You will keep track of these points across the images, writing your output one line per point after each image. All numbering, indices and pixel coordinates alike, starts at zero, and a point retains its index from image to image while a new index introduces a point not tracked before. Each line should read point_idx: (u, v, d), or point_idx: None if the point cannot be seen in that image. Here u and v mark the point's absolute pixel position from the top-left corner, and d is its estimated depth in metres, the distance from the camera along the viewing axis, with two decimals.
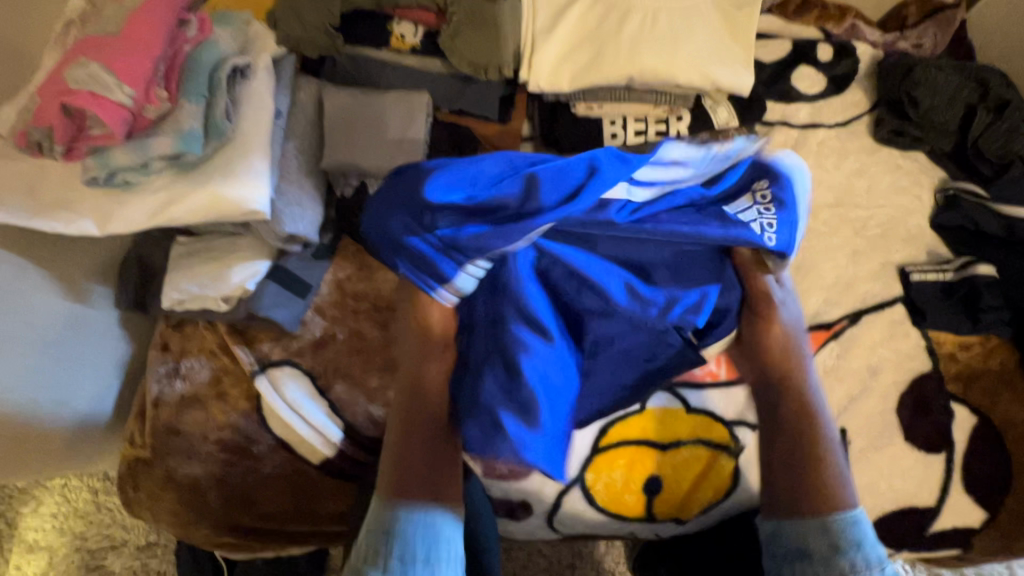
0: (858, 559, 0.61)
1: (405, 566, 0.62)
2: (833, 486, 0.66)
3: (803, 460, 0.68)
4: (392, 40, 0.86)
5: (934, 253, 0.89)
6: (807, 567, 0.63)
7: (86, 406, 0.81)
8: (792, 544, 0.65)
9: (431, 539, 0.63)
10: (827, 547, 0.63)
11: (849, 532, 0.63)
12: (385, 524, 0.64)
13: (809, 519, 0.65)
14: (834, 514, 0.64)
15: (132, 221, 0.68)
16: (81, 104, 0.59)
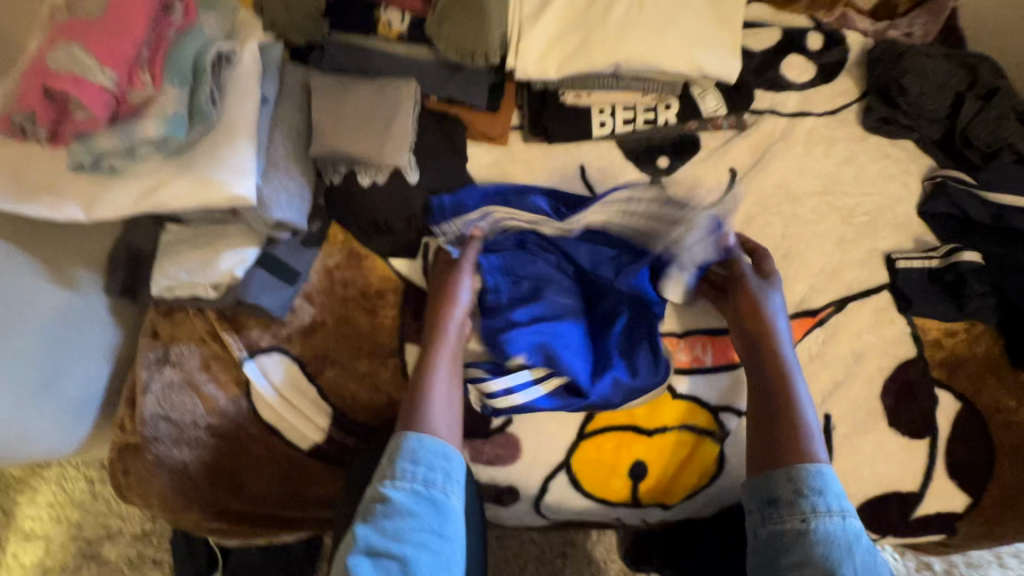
0: (819, 504, 0.66)
1: (423, 487, 0.67)
2: (804, 442, 0.70)
3: (777, 416, 0.72)
4: (379, 28, 0.86)
5: (921, 240, 0.89)
6: (774, 513, 0.67)
7: (76, 392, 0.81)
8: (763, 494, 0.69)
9: (447, 465, 0.69)
10: (792, 493, 0.67)
11: (813, 480, 0.67)
12: (407, 447, 0.69)
13: (781, 469, 0.69)
14: (801, 464, 0.68)
15: (118, 206, 0.69)
16: (64, 87, 0.60)
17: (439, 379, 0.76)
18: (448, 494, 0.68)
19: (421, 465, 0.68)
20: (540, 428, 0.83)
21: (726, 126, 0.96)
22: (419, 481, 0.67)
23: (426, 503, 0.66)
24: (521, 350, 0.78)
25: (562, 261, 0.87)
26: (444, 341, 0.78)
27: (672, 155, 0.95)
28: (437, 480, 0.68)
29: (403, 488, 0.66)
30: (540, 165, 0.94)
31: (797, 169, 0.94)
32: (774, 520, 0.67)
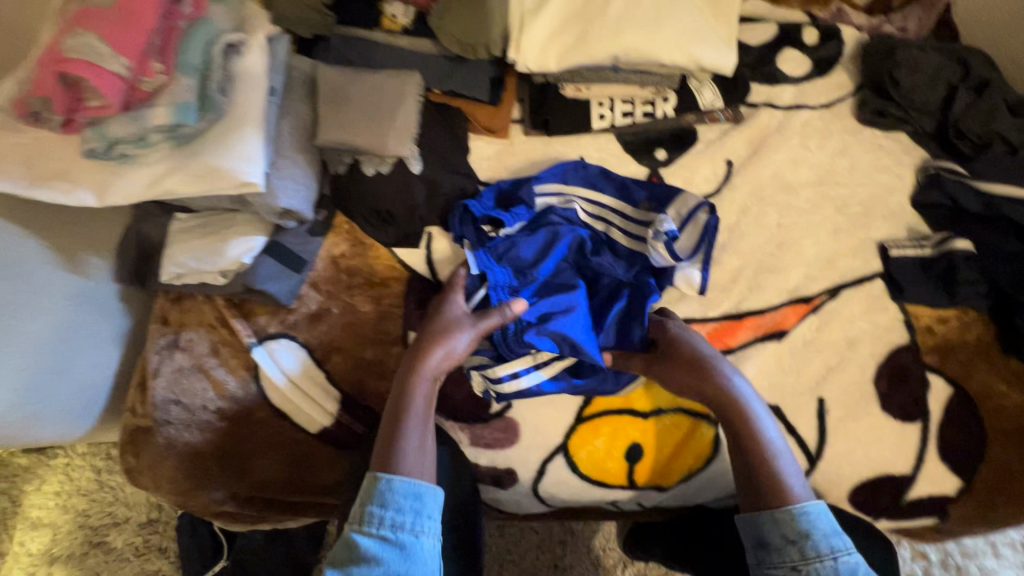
0: (809, 549, 0.65)
1: (390, 531, 0.64)
2: (785, 488, 0.70)
3: (759, 475, 0.71)
4: (384, 21, 0.88)
5: (915, 230, 0.91)
6: (769, 558, 0.67)
7: (86, 376, 0.83)
8: (754, 536, 0.69)
9: (418, 505, 0.66)
10: (781, 538, 0.67)
11: (800, 522, 0.66)
12: (377, 490, 0.66)
13: (765, 513, 0.69)
14: (784, 506, 0.68)
15: (130, 192, 0.72)
16: (78, 72, 0.61)
17: (413, 420, 0.74)
18: (418, 535, 0.64)
19: (390, 508, 0.65)
20: (541, 411, 0.85)
21: (723, 118, 0.98)
22: (387, 525, 0.64)
23: (392, 548, 0.63)
24: (545, 345, 0.81)
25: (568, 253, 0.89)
26: (426, 380, 0.78)
27: (670, 147, 0.97)
28: (406, 522, 0.65)
29: (370, 533, 0.63)
30: (541, 156, 0.96)
31: (792, 160, 0.96)
32: (767, 563, 0.67)
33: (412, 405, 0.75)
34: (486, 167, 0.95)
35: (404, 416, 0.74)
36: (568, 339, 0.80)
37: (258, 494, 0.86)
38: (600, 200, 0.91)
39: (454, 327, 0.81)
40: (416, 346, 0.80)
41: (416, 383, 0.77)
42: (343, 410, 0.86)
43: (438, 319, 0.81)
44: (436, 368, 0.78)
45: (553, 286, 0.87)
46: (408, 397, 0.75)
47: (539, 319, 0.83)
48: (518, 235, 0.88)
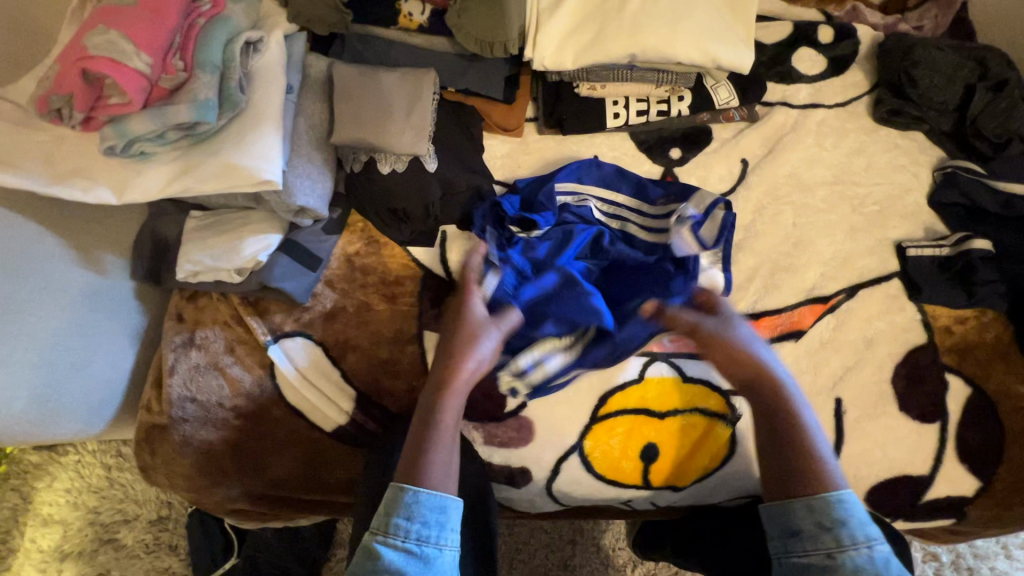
0: (845, 536, 0.61)
1: (416, 544, 0.62)
2: (825, 473, 0.66)
3: (795, 457, 0.67)
4: (400, 19, 0.86)
5: (931, 229, 0.90)
6: (798, 546, 0.64)
7: (103, 374, 0.83)
8: (784, 524, 0.65)
9: (443, 518, 0.64)
10: (814, 526, 0.63)
11: (836, 511, 0.63)
12: (403, 502, 0.63)
13: (799, 499, 0.65)
14: (820, 493, 0.64)
15: (148, 189, 0.72)
16: (100, 70, 0.61)
17: (444, 433, 0.70)
18: (441, 549, 0.63)
19: (415, 521, 0.62)
20: (556, 409, 0.85)
21: (738, 118, 0.98)
22: (413, 538, 0.62)
23: (417, 562, 0.61)
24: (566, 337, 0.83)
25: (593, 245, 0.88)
26: (454, 391, 0.74)
27: (684, 146, 0.97)
28: (431, 536, 0.62)
29: (395, 545, 0.61)
30: (554, 156, 0.97)
31: (808, 159, 0.95)
32: (798, 551, 0.63)
33: (442, 417, 0.71)
34: (500, 165, 0.97)
35: (432, 427, 0.70)
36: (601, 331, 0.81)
37: (271, 492, 0.87)
38: (615, 200, 0.92)
39: (479, 335, 0.78)
40: (444, 357, 0.76)
41: (446, 395, 0.73)
42: (358, 408, 0.86)
43: (461, 328, 0.78)
44: (467, 382, 0.75)
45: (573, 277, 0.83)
46: (438, 411, 0.71)
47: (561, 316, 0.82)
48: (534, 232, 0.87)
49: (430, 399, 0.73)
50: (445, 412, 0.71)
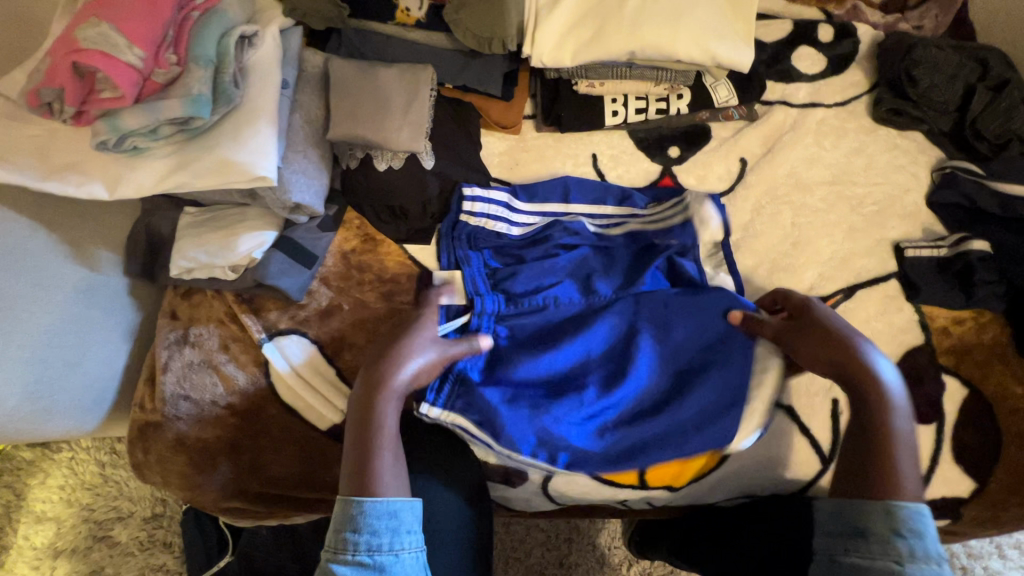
0: (918, 548, 0.60)
1: (367, 555, 0.63)
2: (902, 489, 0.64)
3: (876, 469, 0.65)
4: (398, 14, 0.85)
5: (930, 230, 0.90)
6: (861, 546, 0.62)
7: (96, 371, 0.82)
8: (852, 521, 0.64)
9: (393, 525, 0.65)
10: (887, 531, 0.61)
11: (912, 521, 0.61)
12: (350, 515, 0.65)
13: (875, 501, 0.63)
14: (897, 500, 0.62)
15: (142, 185, 0.71)
16: (91, 63, 0.60)
17: (387, 439, 0.69)
18: (396, 554, 0.64)
19: (364, 533, 0.64)
20: None
21: (737, 116, 0.97)
22: (362, 549, 0.63)
23: (371, 572, 0.62)
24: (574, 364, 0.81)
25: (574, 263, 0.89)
26: (389, 399, 0.70)
27: (683, 144, 0.97)
28: (382, 544, 0.64)
29: (347, 559, 0.63)
30: (552, 155, 0.97)
31: (807, 158, 0.95)
32: (860, 552, 0.62)
33: (384, 421, 0.69)
34: (496, 163, 0.96)
35: (374, 431, 0.68)
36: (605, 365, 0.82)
37: (267, 491, 0.86)
38: (602, 207, 0.93)
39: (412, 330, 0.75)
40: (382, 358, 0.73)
41: (387, 396, 0.70)
42: None
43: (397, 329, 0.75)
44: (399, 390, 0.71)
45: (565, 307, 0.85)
46: (376, 416, 0.69)
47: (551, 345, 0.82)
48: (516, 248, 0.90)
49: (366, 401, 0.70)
50: (387, 417, 0.69)
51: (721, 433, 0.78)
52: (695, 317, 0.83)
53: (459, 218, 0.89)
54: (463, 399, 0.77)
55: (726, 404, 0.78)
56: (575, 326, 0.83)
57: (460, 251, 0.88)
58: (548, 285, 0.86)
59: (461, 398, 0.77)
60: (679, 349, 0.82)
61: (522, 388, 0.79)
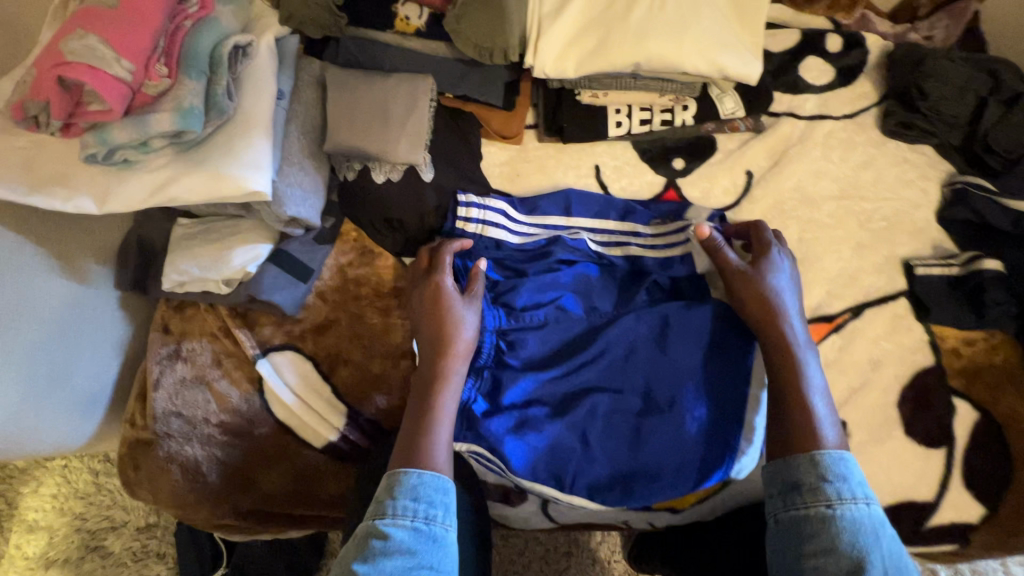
0: (845, 491, 0.61)
1: (424, 523, 0.61)
2: (815, 430, 0.67)
3: (784, 398, 0.69)
4: (396, 22, 0.83)
5: (940, 246, 0.88)
6: (797, 499, 0.63)
7: (86, 387, 0.81)
8: (785, 478, 0.64)
9: (447, 500, 0.64)
10: (816, 479, 0.62)
11: (836, 466, 0.63)
12: (406, 483, 0.63)
13: (801, 454, 0.65)
14: (819, 450, 0.64)
15: (132, 199, 0.69)
16: (77, 76, 0.57)
17: (443, 420, 0.71)
18: (448, 530, 0.62)
19: (421, 501, 0.63)
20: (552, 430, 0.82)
21: (743, 128, 0.96)
22: (420, 518, 0.61)
23: (427, 542, 0.60)
24: (567, 388, 0.82)
25: (577, 287, 0.87)
26: (451, 383, 0.73)
27: (688, 156, 0.95)
28: (438, 516, 0.62)
29: (403, 526, 0.60)
30: (553, 165, 0.95)
31: (814, 172, 0.93)
32: (796, 505, 0.62)
33: (442, 405, 0.72)
34: (498, 173, 0.94)
35: (432, 411, 0.71)
36: (608, 390, 0.81)
37: (261, 508, 0.84)
38: (603, 222, 0.90)
39: (459, 314, 0.77)
40: (434, 343, 0.75)
41: (445, 382, 0.73)
42: (348, 423, 0.83)
43: (441, 313, 0.76)
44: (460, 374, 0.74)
45: (564, 329, 0.85)
46: (437, 398, 0.72)
47: (550, 369, 0.83)
48: (518, 266, 0.87)
49: (424, 388, 0.73)
50: (444, 399, 0.72)
51: (715, 465, 0.76)
52: (701, 340, 0.81)
53: (456, 223, 0.85)
54: (473, 432, 0.79)
55: (727, 425, 0.78)
56: (576, 346, 0.84)
57: (457, 262, 0.85)
58: (549, 302, 0.85)
59: (472, 430, 0.79)
60: (686, 372, 0.80)
61: (529, 411, 0.80)
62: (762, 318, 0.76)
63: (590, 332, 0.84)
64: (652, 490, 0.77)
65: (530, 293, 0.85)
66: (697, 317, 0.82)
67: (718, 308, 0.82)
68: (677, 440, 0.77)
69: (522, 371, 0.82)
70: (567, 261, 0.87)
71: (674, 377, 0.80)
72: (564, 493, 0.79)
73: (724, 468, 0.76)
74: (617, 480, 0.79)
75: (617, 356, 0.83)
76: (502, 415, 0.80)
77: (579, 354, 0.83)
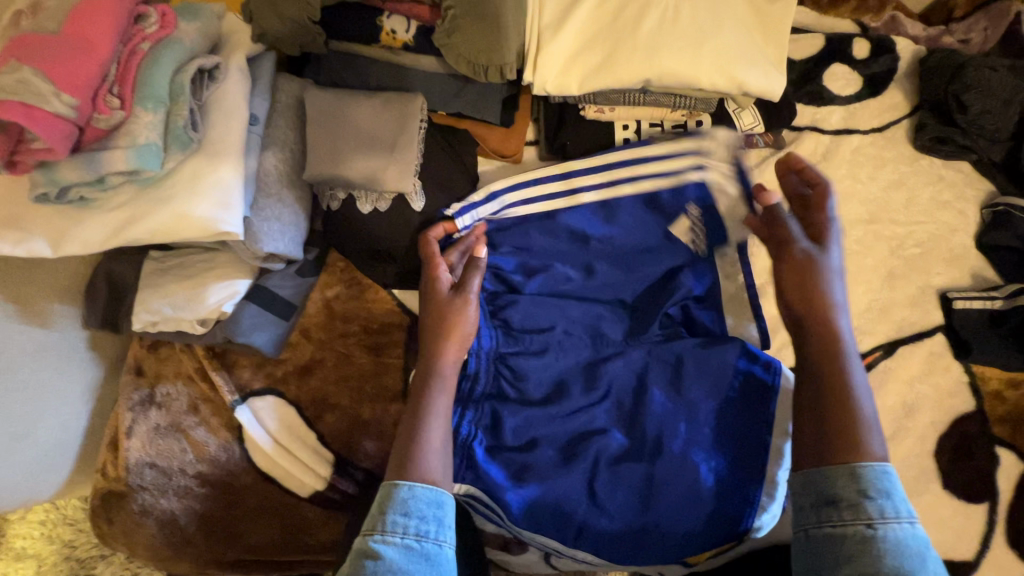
0: (888, 509, 0.51)
1: (416, 540, 0.55)
2: (859, 434, 0.55)
3: (826, 402, 0.58)
4: (382, 36, 0.74)
5: (979, 276, 0.82)
6: (830, 514, 0.53)
7: (50, 438, 0.75)
8: (819, 490, 0.54)
9: (441, 514, 0.57)
10: (857, 494, 0.52)
11: (880, 480, 0.53)
12: (397, 497, 0.57)
13: (840, 465, 0.54)
14: (863, 459, 0.54)
15: (90, 241, 0.63)
16: (7, 115, 0.50)
17: (436, 424, 0.64)
18: (443, 546, 0.56)
19: (413, 516, 0.56)
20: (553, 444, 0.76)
21: (763, 143, 0.86)
22: (412, 534, 0.55)
23: (419, 560, 0.54)
24: (570, 429, 0.74)
25: (576, 324, 0.80)
26: (444, 382, 0.67)
27: None
28: (431, 531, 0.56)
29: (394, 543, 0.54)
30: None
31: (840, 193, 0.85)
32: (829, 521, 0.53)
33: (436, 405, 0.65)
34: None
35: (421, 415, 0.64)
36: (615, 431, 0.74)
37: (244, 559, 0.78)
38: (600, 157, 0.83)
39: (459, 306, 0.70)
40: (429, 342, 0.69)
41: (438, 380, 0.67)
42: (339, 475, 0.77)
43: (435, 307, 0.70)
44: (452, 368, 0.68)
45: (569, 361, 0.78)
46: (430, 398, 0.65)
47: (549, 397, 0.76)
48: (521, 298, 0.79)
49: (415, 392, 0.67)
50: (439, 399, 0.65)
51: (733, 520, 0.70)
52: (714, 384, 0.75)
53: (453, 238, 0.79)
54: (472, 472, 0.71)
55: (746, 476, 0.71)
56: (581, 381, 0.77)
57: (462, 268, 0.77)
58: (552, 327, 0.79)
59: (471, 470, 0.71)
60: (705, 417, 0.74)
61: (531, 455, 0.73)
62: (802, 305, 0.63)
63: (592, 362, 0.78)
64: (662, 547, 0.70)
65: (532, 319, 0.79)
66: (711, 355, 0.76)
67: (737, 352, 0.76)
68: (691, 490, 0.70)
69: (524, 407, 0.75)
70: (570, 291, 0.81)
71: (688, 421, 0.73)
72: (567, 546, 0.72)
73: (743, 525, 0.70)
74: (626, 535, 0.70)
75: (628, 398, 0.76)
76: (501, 458, 0.73)
77: (586, 391, 0.76)
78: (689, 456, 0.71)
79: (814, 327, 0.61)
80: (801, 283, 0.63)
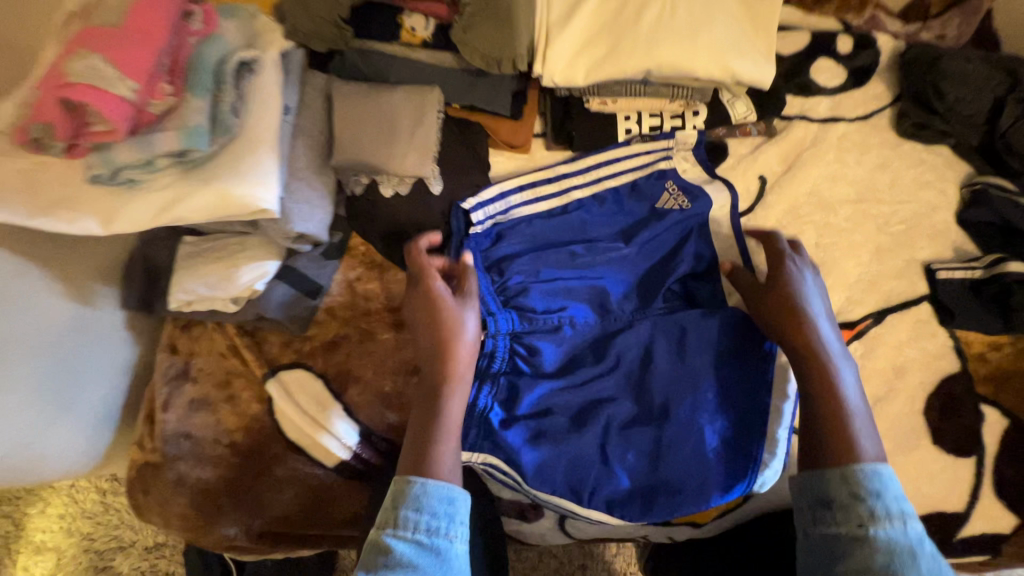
0: (878, 508, 0.56)
1: (427, 536, 0.58)
2: (850, 440, 0.62)
3: (819, 416, 0.65)
4: (402, 34, 0.81)
5: (960, 250, 0.87)
6: (826, 515, 0.59)
7: (90, 412, 0.79)
8: (815, 493, 0.60)
9: (453, 510, 0.60)
10: (849, 496, 0.58)
11: (871, 481, 0.58)
12: (411, 494, 0.60)
13: (833, 468, 0.60)
14: (853, 463, 0.60)
15: (138, 219, 0.68)
16: (82, 98, 0.56)
17: (450, 427, 0.67)
18: (453, 541, 0.58)
19: (425, 513, 0.59)
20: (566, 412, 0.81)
21: (755, 132, 0.94)
22: (423, 530, 0.58)
23: (429, 555, 0.57)
24: (581, 397, 0.79)
25: (586, 301, 0.85)
26: (456, 386, 0.69)
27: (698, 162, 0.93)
28: (442, 527, 0.58)
29: (405, 538, 0.57)
30: None
31: (830, 176, 0.92)
32: (826, 522, 0.58)
33: (449, 408, 0.68)
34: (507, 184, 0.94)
35: (437, 419, 0.67)
36: (625, 399, 0.79)
37: (272, 529, 0.81)
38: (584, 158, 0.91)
39: (461, 315, 0.73)
40: (434, 349, 0.71)
41: (450, 385, 0.69)
42: (362, 442, 0.82)
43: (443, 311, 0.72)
44: (464, 372, 0.71)
45: (580, 337, 0.83)
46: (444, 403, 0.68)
47: (560, 369, 0.81)
48: (530, 281, 0.84)
49: (426, 395, 0.69)
50: (452, 404, 0.68)
51: (738, 477, 0.74)
52: (715, 352, 0.80)
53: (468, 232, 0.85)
54: (489, 440, 0.76)
55: (748, 436, 0.76)
56: (591, 355, 0.82)
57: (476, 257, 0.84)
58: (563, 304, 0.84)
59: (489, 438, 0.76)
60: (710, 384, 0.77)
61: (545, 421, 0.77)
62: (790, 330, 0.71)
63: (599, 336, 0.83)
64: (673, 506, 0.74)
65: (541, 300, 0.84)
66: (711, 325, 0.81)
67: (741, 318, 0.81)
68: (697, 451, 0.74)
69: (538, 378, 0.80)
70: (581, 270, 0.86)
71: (691, 388, 0.77)
72: (582, 506, 0.75)
73: (746, 481, 0.74)
74: (639, 493, 0.75)
75: (636, 369, 0.80)
76: (517, 424, 0.77)
77: (597, 363, 0.81)
78: (694, 421, 0.75)
79: (806, 350, 0.69)
80: (786, 315, 0.72)
